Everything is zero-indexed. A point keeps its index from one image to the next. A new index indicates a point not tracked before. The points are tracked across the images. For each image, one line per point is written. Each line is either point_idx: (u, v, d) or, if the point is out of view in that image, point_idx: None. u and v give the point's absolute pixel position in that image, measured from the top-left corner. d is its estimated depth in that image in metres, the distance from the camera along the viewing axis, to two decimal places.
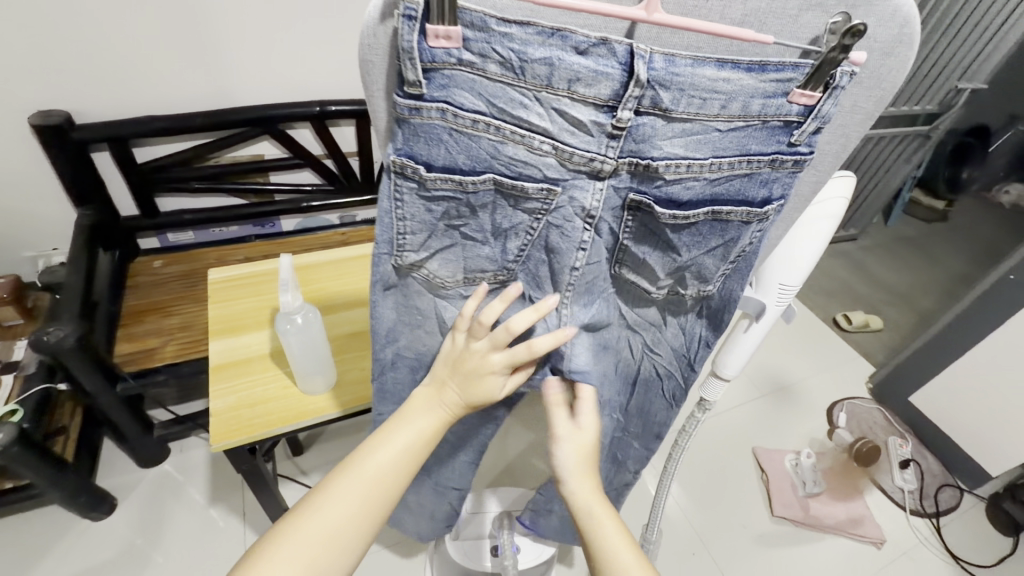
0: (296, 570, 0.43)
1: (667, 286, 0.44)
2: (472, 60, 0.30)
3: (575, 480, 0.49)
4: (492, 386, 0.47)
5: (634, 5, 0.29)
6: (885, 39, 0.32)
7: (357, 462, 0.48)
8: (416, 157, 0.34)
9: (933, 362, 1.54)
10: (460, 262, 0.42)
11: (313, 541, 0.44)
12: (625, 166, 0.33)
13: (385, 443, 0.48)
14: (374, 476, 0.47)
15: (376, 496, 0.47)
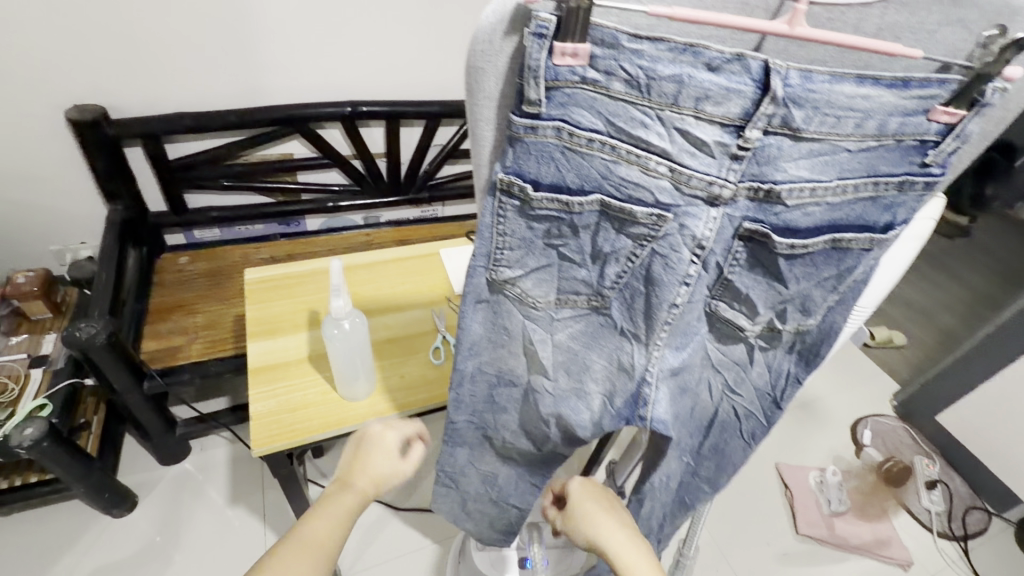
0: None
1: (765, 321, 0.41)
2: (596, 79, 0.27)
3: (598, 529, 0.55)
4: (390, 458, 0.61)
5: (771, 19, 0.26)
6: None
7: (291, 537, 0.52)
8: (525, 176, 0.32)
9: (961, 381, 1.51)
10: (554, 282, 0.39)
11: None
12: (743, 191, 0.31)
13: (312, 515, 0.54)
14: (315, 540, 0.52)
15: (319, 557, 0.51)
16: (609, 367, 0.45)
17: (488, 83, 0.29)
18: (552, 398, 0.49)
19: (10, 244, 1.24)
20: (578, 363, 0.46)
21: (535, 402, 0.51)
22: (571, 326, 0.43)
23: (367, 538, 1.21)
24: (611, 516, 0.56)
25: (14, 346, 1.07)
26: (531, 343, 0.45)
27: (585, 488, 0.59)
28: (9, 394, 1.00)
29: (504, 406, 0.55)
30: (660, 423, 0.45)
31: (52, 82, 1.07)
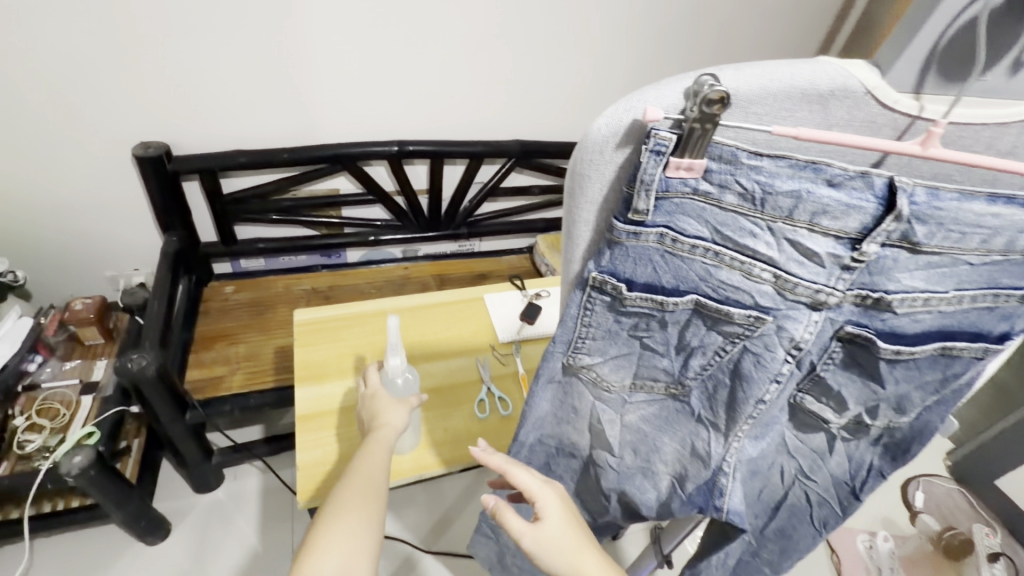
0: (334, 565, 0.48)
1: (852, 415, 0.39)
2: (708, 192, 0.27)
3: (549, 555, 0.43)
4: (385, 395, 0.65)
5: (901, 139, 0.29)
6: None
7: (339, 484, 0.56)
8: (619, 275, 0.31)
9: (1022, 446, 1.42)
10: (632, 368, 0.38)
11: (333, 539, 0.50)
12: (850, 298, 0.30)
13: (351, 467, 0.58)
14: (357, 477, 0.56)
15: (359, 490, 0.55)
16: (681, 451, 0.42)
17: (590, 188, 0.29)
18: (616, 473, 0.47)
19: (69, 270, 1.29)
20: (648, 445, 0.44)
21: (597, 477, 0.49)
22: (643, 409, 0.41)
23: None
24: (591, 553, 0.43)
25: (68, 371, 1.11)
26: (599, 422, 0.44)
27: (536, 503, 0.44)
28: (61, 420, 1.02)
29: (560, 476, 0.53)
30: (738, 514, 0.41)
31: (122, 121, 1.12)
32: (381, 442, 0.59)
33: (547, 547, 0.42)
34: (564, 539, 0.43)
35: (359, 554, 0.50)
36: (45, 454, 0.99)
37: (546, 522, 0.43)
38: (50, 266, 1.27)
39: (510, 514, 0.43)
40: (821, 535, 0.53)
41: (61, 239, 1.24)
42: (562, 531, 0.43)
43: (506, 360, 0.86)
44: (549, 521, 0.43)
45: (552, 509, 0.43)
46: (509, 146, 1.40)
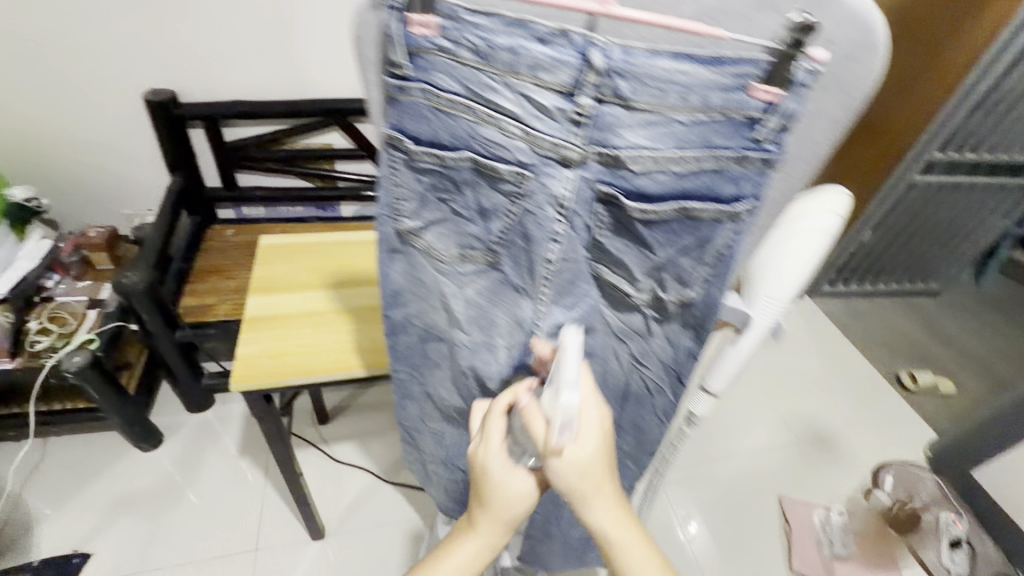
0: None
1: (647, 289, 0.44)
2: (446, 47, 0.34)
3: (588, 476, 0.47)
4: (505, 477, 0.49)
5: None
6: (848, 44, 0.34)
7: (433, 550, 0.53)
8: (405, 131, 0.38)
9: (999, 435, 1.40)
10: (453, 236, 0.44)
11: None
12: (591, 155, 0.35)
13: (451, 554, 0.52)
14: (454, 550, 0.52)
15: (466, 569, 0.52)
16: (511, 322, 0.49)
17: (368, 49, 0.39)
18: (469, 349, 0.53)
19: (90, 204, 1.44)
20: (486, 319, 0.50)
21: (457, 356, 0.55)
22: (476, 282, 0.48)
23: (356, 502, 1.30)
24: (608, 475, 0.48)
25: (79, 289, 1.24)
26: (445, 297, 0.50)
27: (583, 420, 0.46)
28: (67, 327, 1.17)
29: (437, 360, 0.60)
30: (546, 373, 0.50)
31: (136, 68, 1.25)
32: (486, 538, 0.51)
33: (576, 465, 0.46)
34: (585, 466, 0.46)
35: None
36: (51, 353, 1.13)
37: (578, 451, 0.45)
38: (73, 199, 1.42)
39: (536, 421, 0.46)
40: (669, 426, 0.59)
41: (83, 175, 1.38)
42: (585, 465, 0.46)
43: None
44: (585, 445, 0.46)
45: (591, 440, 0.45)
46: None
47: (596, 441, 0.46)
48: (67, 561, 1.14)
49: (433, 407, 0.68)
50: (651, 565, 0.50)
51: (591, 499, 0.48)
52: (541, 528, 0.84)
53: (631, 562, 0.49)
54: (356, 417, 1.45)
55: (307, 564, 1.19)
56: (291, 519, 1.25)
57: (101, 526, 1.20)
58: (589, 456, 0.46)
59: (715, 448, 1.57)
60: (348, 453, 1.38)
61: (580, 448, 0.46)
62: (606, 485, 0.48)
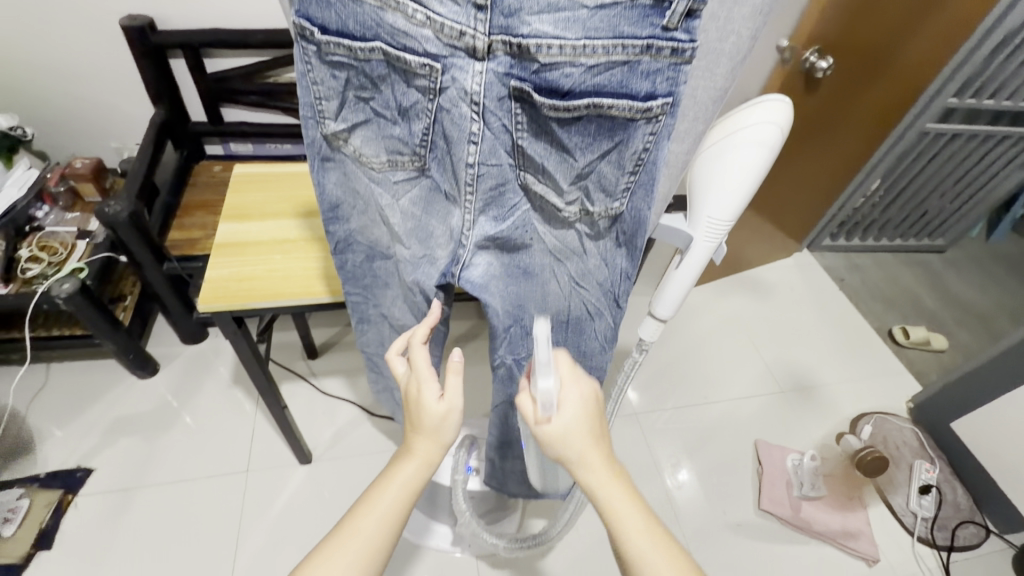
0: (361, 555, 0.53)
1: (574, 201, 0.44)
2: None
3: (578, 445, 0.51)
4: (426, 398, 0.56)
5: None
6: None
7: (383, 483, 0.57)
8: (312, 20, 0.36)
9: (983, 389, 1.39)
10: (379, 140, 0.44)
11: (371, 534, 0.54)
12: (497, 44, 0.34)
13: (392, 481, 0.56)
14: (405, 483, 0.56)
15: (405, 497, 0.56)
16: (447, 231, 0.49)
17: None
18: (411, 264, 0.54)
19: (77, 137, 1.44)
20: (423, 231, 0.50)
21: (401, 273, 0.56)
22: (409, 192, 0.48)
23: (343, 431, 1.36)
24: (597, 449, 0.52)
25: (69, 219, 1.27)
26: (382, 209, 0.50)
27: (568, 397, 0.51)
28: (58, 256, 1.19)
29: (387, 280, 0.61)
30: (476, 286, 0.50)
31: None
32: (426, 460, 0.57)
33: (565, 436, 0.51)
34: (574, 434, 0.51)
35: (360, 565, 0.53)
36: (42, 280, 1.16)
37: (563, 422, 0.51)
38: (60, 131, 1.41)
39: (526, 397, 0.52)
40: (612, 351, 0.60)
41: (67, 106, 1.37)
42: (574, 432, 0.51)
43: None
44: (572, 419, 0.51)
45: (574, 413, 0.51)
46: None
47: (581, 412, 0.52)
48: (72, 474, 1.22)
49: (389, 328, 0.70)
50: (642, 522, 0.52)
51: (585, 467, 0.52)
52: (502, 451, 0.88)
53: (626, 531, 0.52)
54: (345, 353, 1.50)
55: (294, 485, 1.26)
56: (280, 445, 1.32)
57: (101, 445, 1.27)
58: (576, 429, 0.51)
59: (696, 394, 1.59)
60: (336, 386, 1.43)
61: (567, 421, 0.51)
62: (602, 455, 0.53)
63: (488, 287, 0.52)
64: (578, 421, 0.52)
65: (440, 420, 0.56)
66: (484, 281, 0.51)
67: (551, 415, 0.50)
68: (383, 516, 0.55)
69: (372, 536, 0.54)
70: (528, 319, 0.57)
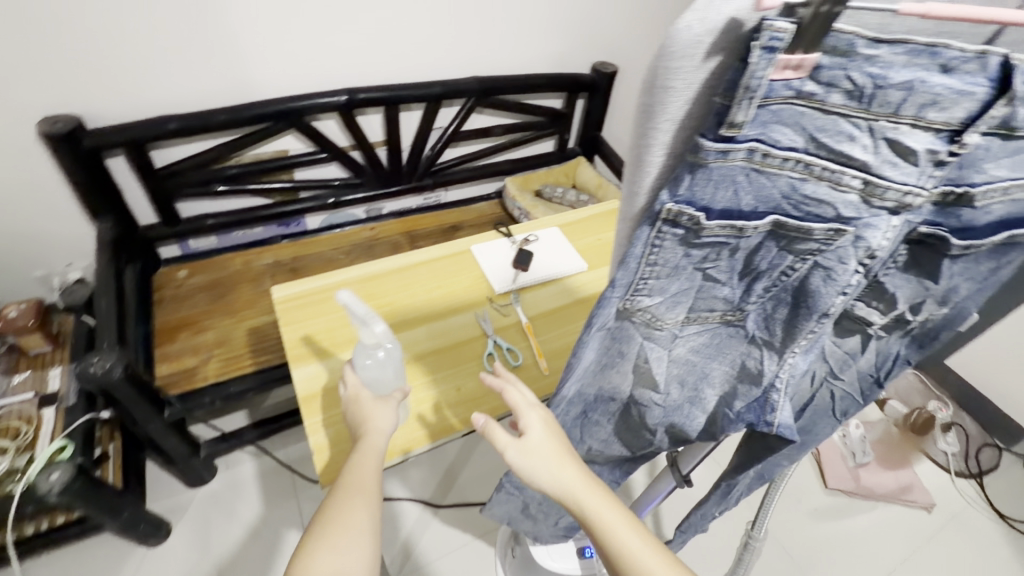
0: (351, 544, 0.48)
1: (895, 315, 0.39)
2: (814, 92, 0.23)
3: (544, 463, 0.45)
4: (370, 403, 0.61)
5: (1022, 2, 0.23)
6: None
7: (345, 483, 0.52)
8: (696, 202, 0.27)
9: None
10: (688, 302, 0.36)
11: (348, 518, 0.49)
12: (933, 197, 0.28)
13: (351, 474, 0.53)
14: (362, 479, 0.53)
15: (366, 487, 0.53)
16: (730, 371, 0.42)
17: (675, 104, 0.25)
18: (662, 409, 0.46)
19: None
20: (696, 374, 0.43)
21: (641, 415, 0.48)
22: (695, 340, 0.40)
23: (412, 538, 1.20)
24: (572, 464, 0.46)
25: (18, 385, 1.00)
26: (645, 362, 0.42)
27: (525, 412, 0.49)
28: (24, 438, 0.94)
29: (597, 420, 0.53)
30: (787, 428, 0.41)
31: (15, 94, 0.95)
32: (370, 449, 0.56)
33: (530, 455, 0.46)
34: (546, 448, 0.46)
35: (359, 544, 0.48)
36: (17, 477, 0.91)
37: (528, 433, 0.47)
38: None
39: (496, 433, 0.48)
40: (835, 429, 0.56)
41: None
42: (542, 441, 0.47)
43: (506, 311, 0.84)
44: (533, 434, 0.47)
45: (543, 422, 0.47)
46: (468, 84, 1.31)
47: (550, 432, 0.48)
48: None
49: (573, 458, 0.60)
50: (638, 537, 0.43)
51: (539, 467, 0.45)
52: None
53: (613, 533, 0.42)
54: None
55: None
56: None
57: None
58: (535, 445, 0.46)
59: None
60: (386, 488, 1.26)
61: (528, 441, 0.47)
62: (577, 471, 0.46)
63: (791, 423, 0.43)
64: (545, 435, 0.47)
65: (378, 411, 0.60)
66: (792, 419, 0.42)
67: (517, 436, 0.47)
68: (353, 505, 0.50)
69: (353, 529, 0.48)
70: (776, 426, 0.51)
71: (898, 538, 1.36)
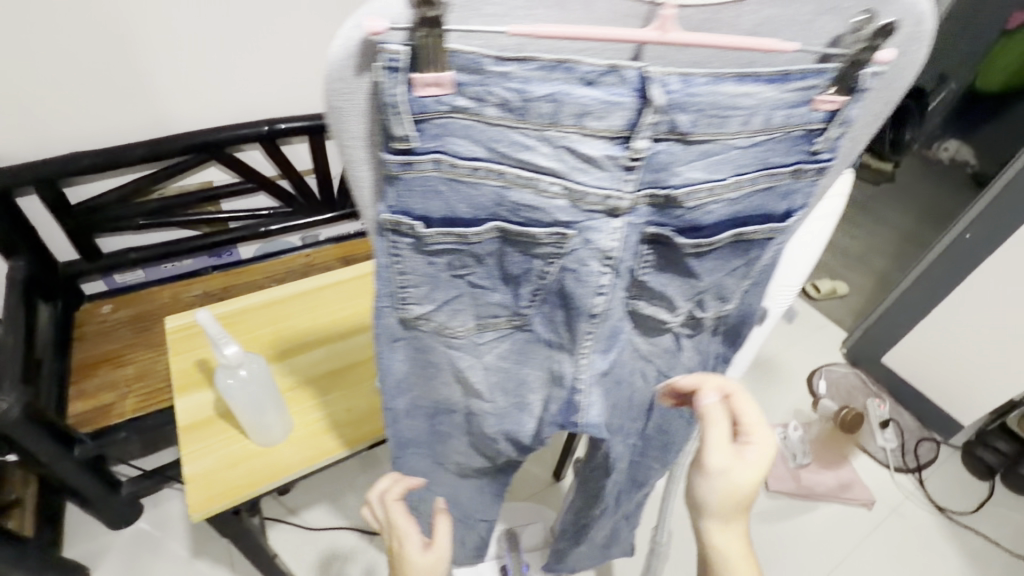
0: None
1: (685, 312, 0.43)
2: (468, 106, 0.29)
3: (719, 498, 0.45)
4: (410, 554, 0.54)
5: (645, 26, 0.30)
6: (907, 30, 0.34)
7: None
8: (412, 213, 0.33)
9: (955, 268, 1.44)
10: (470, 309, 0.39)
11: None
12: (643, 198, 0.34)
13: None
14: None
15: None
16: (545, 377, 0.44)
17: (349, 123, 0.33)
18: (495, 416, 0.48)
19: None
20: (513, 380, 0.45)
21: (479, 425, 0.49)
22: (499, 347, 0.42)
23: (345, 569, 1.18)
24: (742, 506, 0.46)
25: None
26: (459, 371, 0.44)
27: (758, 439, 0.45)
28: None
29: (449, 432, 0.54)
30: (596, 426, 0.44)
31: None
32: None
33: (716, 476, 0.45)
34: (737, 489, 0.45)
35: None
36: None
37: (743, 467, 0.44)
38: None
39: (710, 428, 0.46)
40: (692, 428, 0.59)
41: None
42: (743, 486, 0.44)
43: None
44: (742, 462, 0.45)
45: (759, 464, 0.44)
46: None
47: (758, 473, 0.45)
48: None
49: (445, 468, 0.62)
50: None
51: (723, 500, 0.45)
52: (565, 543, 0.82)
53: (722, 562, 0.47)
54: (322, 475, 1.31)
55: None
56: None
57: None
58: (730, 481, 0.45)
59: None
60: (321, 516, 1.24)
61: (731, 473, 0.45)
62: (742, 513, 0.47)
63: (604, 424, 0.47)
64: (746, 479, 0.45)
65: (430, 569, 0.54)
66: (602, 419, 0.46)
67: (731, 457, 0.45)
68: None
69: None
70: (618, 421, 0.55)
71: (839, 538, 1.37)
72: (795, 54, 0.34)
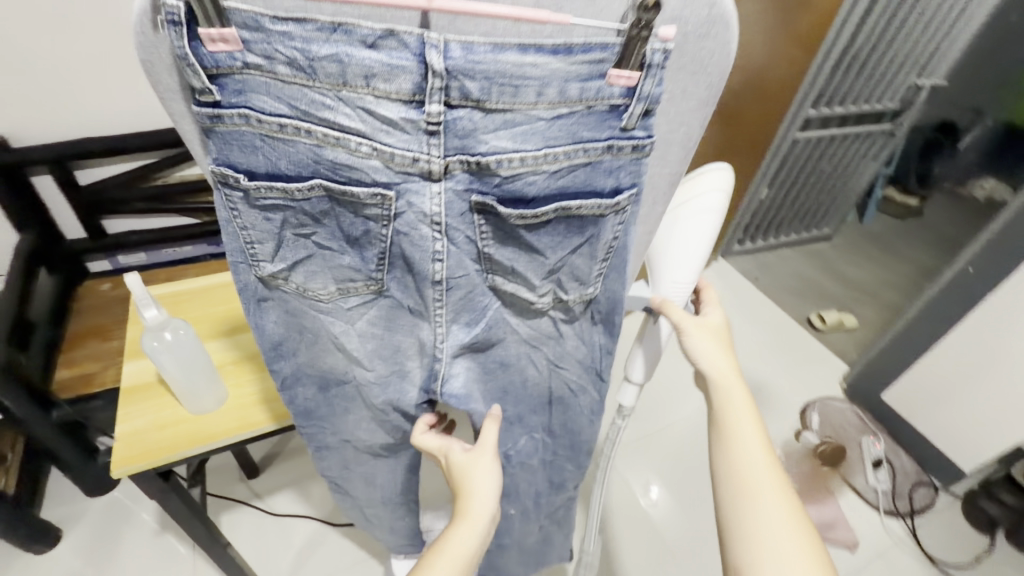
0: None
1: (548, 292, 0.52)
2: (257, 62, 0.38)
3: (706, 347, 0.69)
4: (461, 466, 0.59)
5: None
6: (697, 21, 0.41)
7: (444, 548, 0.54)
8: (236, 165, 0.44)
9: (955, 301, 1.38)
10: (324, 271, 0.50)
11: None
12: (457, 163, 0.42)
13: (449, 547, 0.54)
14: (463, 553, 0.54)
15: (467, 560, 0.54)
16: (412, 340, 0.55)
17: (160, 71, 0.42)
18: (379, 386, 0.59)
19: None
20: (389, 347, 0.56)
21: (368, 396, 0.61)
22: (365, 313, 0.53)
23: (300, 556, 1.19)
24: (723, 353, 0.69)
25: None
26: (331, 335, 0.56)
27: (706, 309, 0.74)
28: None
29: None
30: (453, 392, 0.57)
31: None
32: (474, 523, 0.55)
33: (702, 329, 0.70)
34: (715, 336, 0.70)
35: None
36: None
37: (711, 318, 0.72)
38: None
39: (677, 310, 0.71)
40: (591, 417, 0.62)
41: None
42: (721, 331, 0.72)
43: None
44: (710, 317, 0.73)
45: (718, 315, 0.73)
46: None
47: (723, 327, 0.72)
48: None
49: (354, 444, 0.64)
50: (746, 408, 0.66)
51: (707, 348, 0.69)
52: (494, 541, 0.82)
53: (727, 398, 0.66)
54: (292, 462, 1.34)
55: None
56: None
57: None
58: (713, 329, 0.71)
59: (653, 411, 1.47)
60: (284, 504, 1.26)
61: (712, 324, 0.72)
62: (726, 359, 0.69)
63: (467, 396, 0.58)
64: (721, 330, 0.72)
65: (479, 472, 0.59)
66: (462, 390, 0.58)
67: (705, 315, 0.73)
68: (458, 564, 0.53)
69: None
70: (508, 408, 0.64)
71: None
72: (589, 28, 0.39)
